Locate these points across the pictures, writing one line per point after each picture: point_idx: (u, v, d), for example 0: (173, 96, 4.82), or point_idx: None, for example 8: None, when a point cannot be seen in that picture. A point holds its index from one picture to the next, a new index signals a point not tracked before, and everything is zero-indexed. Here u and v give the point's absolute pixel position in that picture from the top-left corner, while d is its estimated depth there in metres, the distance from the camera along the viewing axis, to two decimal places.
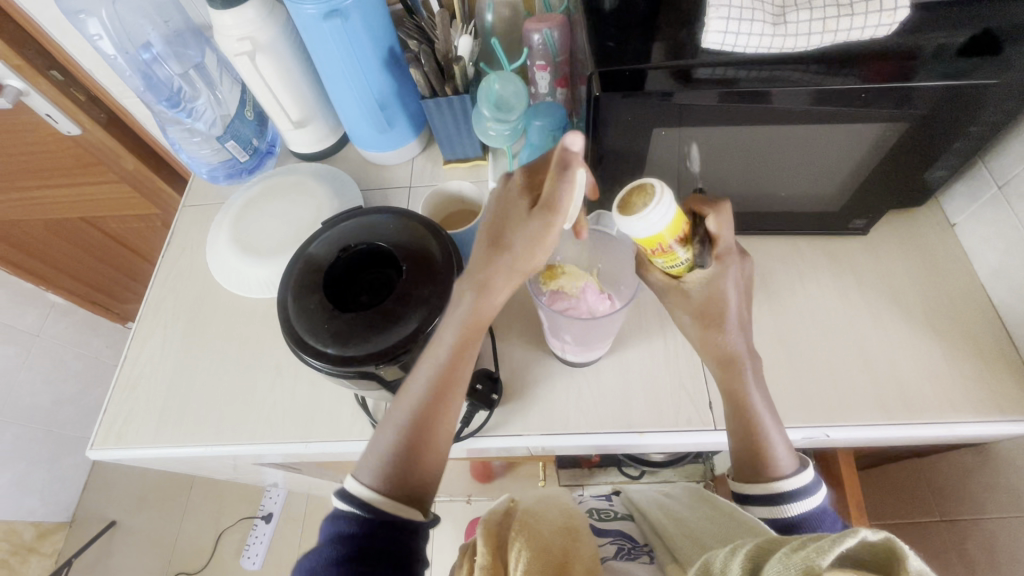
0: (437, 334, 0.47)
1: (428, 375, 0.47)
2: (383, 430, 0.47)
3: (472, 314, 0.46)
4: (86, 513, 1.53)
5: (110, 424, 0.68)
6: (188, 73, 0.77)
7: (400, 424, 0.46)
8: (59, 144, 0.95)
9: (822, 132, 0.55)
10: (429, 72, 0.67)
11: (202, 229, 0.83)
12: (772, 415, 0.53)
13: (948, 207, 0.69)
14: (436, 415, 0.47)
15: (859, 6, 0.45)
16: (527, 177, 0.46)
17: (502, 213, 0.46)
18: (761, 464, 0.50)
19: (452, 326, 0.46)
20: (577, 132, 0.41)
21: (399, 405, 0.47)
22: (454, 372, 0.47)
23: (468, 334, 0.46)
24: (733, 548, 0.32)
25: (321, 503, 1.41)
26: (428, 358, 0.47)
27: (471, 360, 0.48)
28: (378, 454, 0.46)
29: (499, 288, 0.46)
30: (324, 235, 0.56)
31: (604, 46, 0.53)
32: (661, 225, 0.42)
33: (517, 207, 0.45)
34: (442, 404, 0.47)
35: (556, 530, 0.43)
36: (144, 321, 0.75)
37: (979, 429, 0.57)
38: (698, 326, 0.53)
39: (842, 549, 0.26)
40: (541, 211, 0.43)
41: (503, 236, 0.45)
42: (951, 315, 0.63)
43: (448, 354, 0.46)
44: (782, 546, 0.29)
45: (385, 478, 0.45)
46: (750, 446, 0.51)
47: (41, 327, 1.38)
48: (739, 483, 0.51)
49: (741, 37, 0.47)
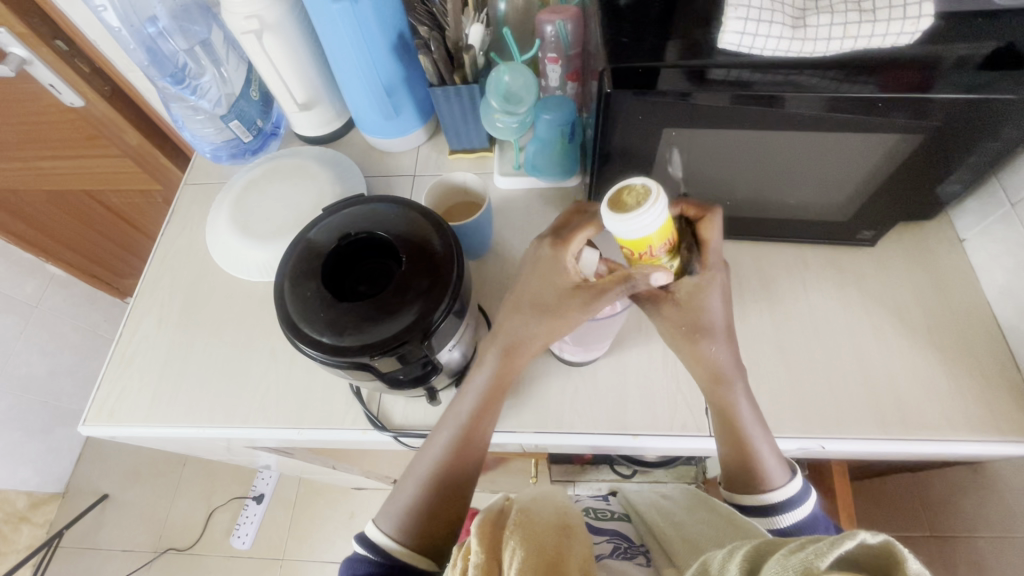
0: (459, 399, 0.53)
1: (451, 432, 0.52)
2: (405, 481, 0.52)
3: (491, 382, 0.52)
4: (80, 485, 1.54)
5: (102, 402, 0.67)
6: (194, 49, 0.75)
7: (421, 477, 0.51)
8: (62, 114, 0.94)
9: (836, 140, 0.54)
10: (438, 59, 0.64)
11: (202, 208, 0.82)
12: (757, 423, 0.52)
13: (957, 222, 0.68)
14: (455, 470, 0.51)
15: (882, 12, 0.44)
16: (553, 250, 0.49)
17: (548, 285, 0.49)
18: (754, 481, 0.51)
19: (473, 387, 0.52)
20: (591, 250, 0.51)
21: (421, 461, 0.52)
22: (473, 433, 0.52)
23: (490, 395, 0.52)
24: (729, 549, 0.33)
25: (313, 487, 1.42)
26: (450, 415, 0.53)
27: (489, 420, 0.53)
28: (399, 504, 0.51)
29: (524, 353, 0.51)
30: (324, 222, 0.55)
31: (618, 42, 0.52)
32: (652, 228, 0.40)
33: (564, 280, 0.48)
34: (461, 465, 0.51)
35: (551, 526, 0.42)
36: (140, 299, 0.75)
37: (978, 449, 0.56)
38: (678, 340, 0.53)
39: (841, 551, 0.26)
40: (588, 291, 0.47)
41: (548, 309, 0.49)
42: (955, 331, 0.63)
43: (470, 413, 0.52)
44: (781, 547, 0.30)
45: (403, 526, 0.49)
46: (732, 461, 0.52)
47: (40, 298, 1.38)
48: (733, 495, 0.52)
49: (759, 39, 0.45)
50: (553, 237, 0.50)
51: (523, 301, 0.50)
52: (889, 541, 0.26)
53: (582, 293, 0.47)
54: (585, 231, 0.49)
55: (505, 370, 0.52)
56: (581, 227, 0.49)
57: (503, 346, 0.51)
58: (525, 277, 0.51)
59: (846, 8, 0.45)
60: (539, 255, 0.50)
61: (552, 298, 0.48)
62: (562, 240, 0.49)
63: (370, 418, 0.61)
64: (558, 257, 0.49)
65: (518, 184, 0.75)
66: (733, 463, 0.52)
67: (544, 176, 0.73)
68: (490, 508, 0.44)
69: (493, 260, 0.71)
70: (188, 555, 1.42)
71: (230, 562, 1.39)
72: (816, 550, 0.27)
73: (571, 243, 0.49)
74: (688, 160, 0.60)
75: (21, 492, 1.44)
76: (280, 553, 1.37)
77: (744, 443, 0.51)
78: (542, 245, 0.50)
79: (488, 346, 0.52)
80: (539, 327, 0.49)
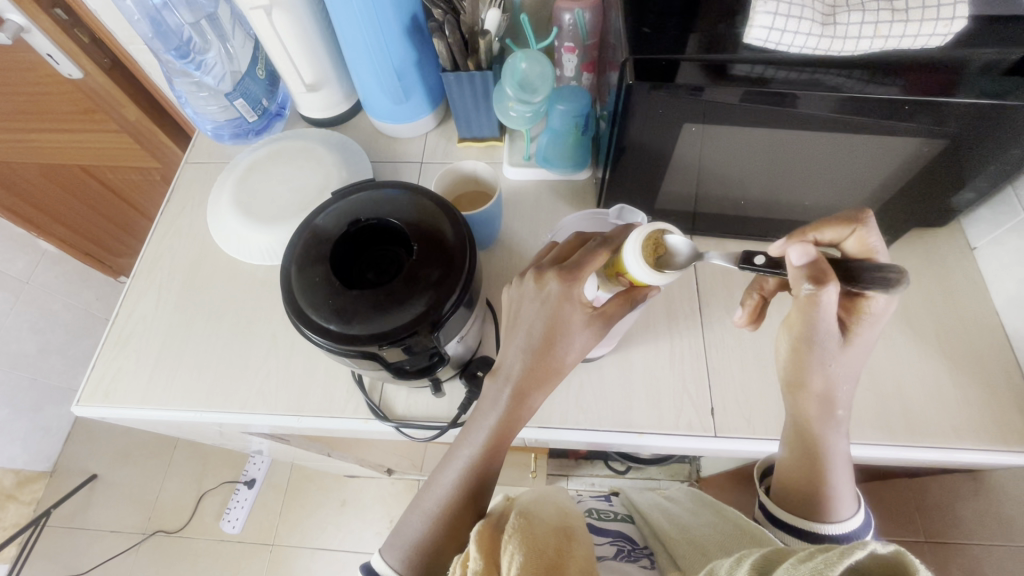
0: (470, 435, 0.50)
1: (459, 471, 0.49)
2: (410, 515, 0.50)
3: (504, 423, 0.49)
4: (69, 464, 1.53)
5: (98, 381, 0.66)
6: (199, 23, 0.72)
7: (426, 514, 0.48)
8: (60, 86, 0.91)
9: (854, 143, 0.54)
10: (453, 44, 0.63)
11: (203, 187, 0.81)
12: (845, 460, 0.50)
13: (968, 230, 0.68)
14: (460, 510, 0.48)
15: (914, 12, 0.43)
16: (563, 288, 0.46)
17: (556, 318, 0.47)
18: (816, 502, 0.49)
19: (481, 429, 0.49)
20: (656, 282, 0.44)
21: (428, 493, 0.50)
22: (488, 466, 0.49)
23: (498, 438, 0.49)
24: (738, 557, 0.32)
25: (306, 473, 1.42)
26: (459, 454, 0.50)
27: (499, 462, 0.50)
28: (404, 538, 0.48)
29: (533, 398, 0.49)
30: (333, 208, 0.53)
31: (639, 32, 0.51)
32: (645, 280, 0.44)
33: (571, 314, 0.47)
34: (470, 499, 0.49)
35: (552, 529, 0.41)
36: (139, 277, 0.73)
37: (983, 458, 0.56)
38: (789, 341, 0.46)
39: (852, 561, 0.26)
40: (598, 318, 0.47)
41: (559, 337, 0.47)
42: (962, 339, 0.62)
43: (479, 455, 0.49)
44: (790, 556, 0.30)
45: (406, 562, 0.47)
46: (797, 483, 0.50)
47: (31, 274, 1.35)
48: (778, 507, 0.51)
49: (787, 35, 0.44)
50: (561, 268, 0.47)
51: (528, 334, 0.48)
52: (900, 551, 0.26)
53: (594, 323, 0.47)
54: (594, 263, 0.47)
55: (512, 415, 0.49)
56: (591, 261, 0.47)
57: (513, 386, 0.48)
58: (525, 307, 0.48)
59: (878, 7, 0.44)
60: (546, 290, 0.47)
61: (560, 325, 0.47)
62: (571, 273, 0.46)
63: (372, 408, 0.60)
64: (568, 293, 0.46)
65: (528, 175, 0.74)
66: (798, 484, 0.50)
67: (556, 168, 0.72)
68: (492, 514, 0.44)
69: (501, 252, 0.70)
70: (177, 538, 1.41)
71: (219, 546, 1.38)
72: (827, 559, 0.26)
73: (581, 277, 0.46)
74: (700, 158, 0.59)
75: (8, 470, 1.42)
76: (271, 538, 1.37)
77: (818, 468, 0.49)
78: (547, 277, 0.47)
79: (499, 385, 0.49)
80: (536, 346, 0.47)
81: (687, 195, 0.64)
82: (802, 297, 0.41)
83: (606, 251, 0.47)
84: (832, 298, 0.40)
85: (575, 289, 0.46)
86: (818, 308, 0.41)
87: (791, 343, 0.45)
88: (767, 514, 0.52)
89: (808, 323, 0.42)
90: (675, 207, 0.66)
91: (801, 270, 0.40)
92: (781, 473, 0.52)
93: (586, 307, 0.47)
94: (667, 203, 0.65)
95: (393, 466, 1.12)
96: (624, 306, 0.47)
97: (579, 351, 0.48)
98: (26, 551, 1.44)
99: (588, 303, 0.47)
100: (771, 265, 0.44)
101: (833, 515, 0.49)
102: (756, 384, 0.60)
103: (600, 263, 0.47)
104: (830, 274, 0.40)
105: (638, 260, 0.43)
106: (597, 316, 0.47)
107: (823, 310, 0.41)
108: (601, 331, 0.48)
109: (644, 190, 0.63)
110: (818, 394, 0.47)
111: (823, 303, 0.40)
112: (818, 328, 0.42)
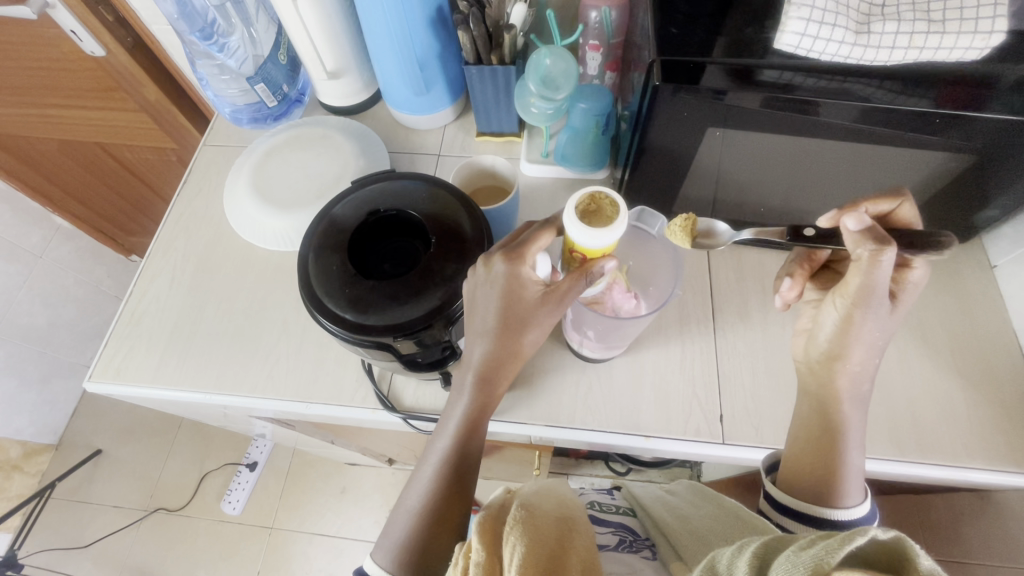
0: (446, 422, 0.50)
1: (435, 464, 0.49)
2: (397, 515, 0.49)
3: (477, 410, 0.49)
4: (75, 439, 1.55)
5: (110, 358, 0.66)
6: (224, 6, 0.71)
7: (413, 511, 0.48)
8: (81, 64, 0.91)
9: (877, 154, 0.53)
10: (477, 37, 0.62)
11: (220, 170, 0.81)
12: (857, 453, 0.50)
13: (990, 248, 0.67)
14: (450, 504, 0.48)
15: (951, 24, 0.43)
16: (509, 267, 0.43)
17: (509, 301, 0.44)
18: (826, 489, 0.48)
19: (454, 418, 0.50)
20: (595, 233, 0.39)
21: (411, 490, 0.49)
22: (468, 452, 0.49)
23: (472, 424, 0.49)
24: (738, 546, 0.32)
25: (308, 458, 1.43)
26: (435, 448, 0.50)
27: (477, 444, 0.50)
28: (392, 539, 0.47)
29: (500, 382, 0.49)
30: (351, 197, 0.53)
31: (667, 32, 0.51)
32: (586, 242, 0.40)
33: (524, 290, 0.44)
34: (456, 494, 0.48)
35: (553, 522, 0.40)
36: (154, 256, 0.74)
37: (993, 478, 0.55)
38: (844, 308, 0.46)
39: (852, 548, 0.26)
40: (552, 295, 0.44)
41: (525, 323, 0.46)
42: (978, 357, 0.62)
43: (453, 443, 0.49)
44: (792, 546, 0.29)
45: (398, 563, 0.46)
46: (807, 472, 0.49)
47: (44, 248, 1.36)
48: (780, 491, 0.50)
49: (819, 42, 0.44)
50: (506, 249, 0.44)
51: (483, 321, 0.46)
52: (900, 536, 0.25)
53: (549, 300, 0.44)
54: (537, 243, 0.45)
55: (482, 401, 0.49)
56: (536, 240, 0.45)
57: (477, 373, 0.48)
58: (477, 296, 0.45)
59: (913, 17, 0.43)
60: (492, 272, 0.44)
61: (519, 309, 0.45)
62: (517, 252, 0.44)
63: (380, 398, 0.60)
64: (517, 272, 0.43)
65: (545, 172, 0.74)
66: (805, 474, 0.49)
67: (573, 167, 0.72)
68: (491, 503, 0.43)
69: None
70: (178, 517, 1.42)
71: (218, 526, 1.40)
72: (827, 546, 0.26)
73: (526, 253, 0.44)
74: (719, 163, 0.58)
75: (15, 441, 1.44)
76: (270, 521, 1.38)
77: (827, 456, 0.49)
78: (492, 258, 0.44)
79: (465, 373, 0.49)
80: (513, 341, 0.47)
81: (706, 199, 0.64)
82: (864, 258, 0.42)
83: (548, 232, 0.45)
84: (891, 261, 0.41)
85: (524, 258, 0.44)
86: (877, 270, 0.42)
87: (842, 311, 0.46)
88: (771, 500, 0.50)
89: (866, 290, 0.43)
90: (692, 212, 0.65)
91: (859, 234, 0.42)
92: (789, 462, 0.51)
93: (541, 282, 0.45)
94: (685, 206, 0.65)
95: (395, 457, 1.13)
96: (578, 282, 0.43)
97: (540, 332, 0.47)
98: (30, 522, 1.46)
99: (541, 280, 0.45)
100: (819, 237, 0.46)
101: (841, 501, 0.47)
102: (766, 393, 0.60)
103: (545, 242, 0.46)
104: (890, 238, 0.41)
105: (574, 220, 0.40)
106: (550, 293, 0.44)
107: (877, 279, 0.42)
108: (559, 308, 0.45)
109: (662, 193, 0.63)
110: (859, 367, 0.48)
111: (884, 263, 0.41)
112: (875, 294, 0.43)
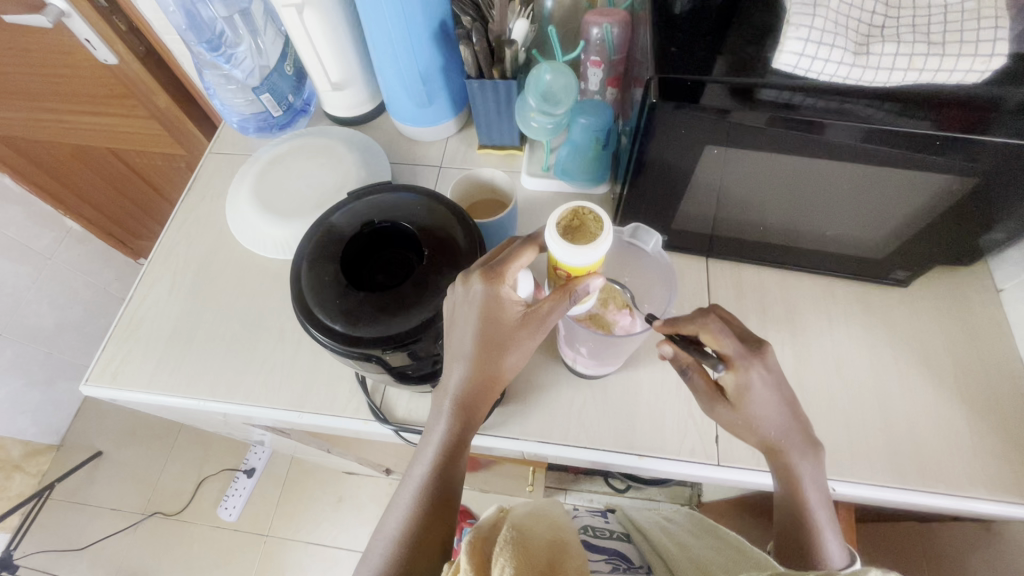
0: (426, 445, 0.48)
1: (413, 491, 0.47)
2: (375, 540, 0.47)
3: (457, 433, 0.47)
4: (76, 440, 1.56)
5: (107, 361, 0.67)
6: (233, 17, 0.72)
7: (390, 536, 0.46)
8: (93, 73, 0.93)
9: (880, 175, 0.52)
10: (479, 52, 0.63)
11: (224, 178, 0.82)
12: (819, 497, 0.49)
13: (996, 271, 0.66)
14: (432, 529, 0.46)
15: (950, 47, 0.43)
16: (487, 288, 0.44)
17: (486, 322, 0.44)
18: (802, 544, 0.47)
19: (433, 441, 0.48)
20: (577, 253, 0.40)
21: (389, 515, 0.48)
22: (448, 477, 0.47)
23: (452, 449, 0.47)
24: None
25: (306, 466, 1.43)
26: (412, 475, 0.48)
27: (458, 470, 0.48)
28: (368, 565, 0.46)
29: (481, 405, 0.47)
30: (347, 207, 0.53)
31: (667, 50, 0.51)
32: (567, 261, 0.41)
33: (502, 311, 0.45)
34: (439, 518, 0.46)
35: (542, 547, 0.39)
36: (155, 262, 0.74)
37: (996, 509, 0.54)
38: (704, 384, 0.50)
39: None
40: (532, 316, 0.45)
41: (506, 345, 0.45)
42: (982, 382, 0.60)
43: (433, 467, 0.47)
44: None
45: None
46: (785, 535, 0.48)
47: (54, 251, 1.38)
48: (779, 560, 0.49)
49: (818, 63, 0.45)
50: (485, 268, 0.44)
51: (461, 343, 0.46)
52: None
53: (529, 322, 0.45)
54: (519, 262, 0.45)
55: (460, 426, 0.47)
56: (517, 259, 0.45)
57: (455, 397, 0.47)
58: (457, 314, 0.45)
59: (913, 39, 0.44)
60: (470, 291, 0.44)
61: (496, 331, 0.45)
62: (495, 272, 0.44)
63: (372, 409, 0.60)
64: (496, 293, 0.44)
65: (545, 186, 0.74)
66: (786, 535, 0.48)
67: (573, 181, 0.72)
68: (483, 521, 0.42)
69: None
70: (175, 521, 1.42)
71: (214, 533, 1.39)
72: None
73: (506, 274, 0.44)
74: (720, 181, 0.58)
75: (18, 441, 1.45)
76: (265, 529, 1.37)
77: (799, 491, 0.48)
78: (471, 278, 0.44)
79: (440, 395, 0.48)
80: (496, 363, 0.46)
81: (706, 217, 0.63)
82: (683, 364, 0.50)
83: (530, 249, 0.46)
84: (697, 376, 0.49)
85: (502, 279, 0.44)
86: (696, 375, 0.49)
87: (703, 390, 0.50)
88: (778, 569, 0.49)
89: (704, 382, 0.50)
90: (693, 227, 0.65)
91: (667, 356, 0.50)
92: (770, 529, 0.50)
93: (519, 304, 0.45)
94: (685, 222, 0.64)
95: (391, 467, 1.12)
96: (562, 300, 0.44)
97: (519, 355, 0.46)
98: (28, 523, 1.47)
99: (520, 300, 0.45)
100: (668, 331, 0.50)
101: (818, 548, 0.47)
102: None
103: (527, 260, 0.46)
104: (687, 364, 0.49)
105: (556, 237, 0.41)
106: (529, 314, 0.45)
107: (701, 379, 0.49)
108: (539, 329, 0.45)
109: (661, 210, 0.62)
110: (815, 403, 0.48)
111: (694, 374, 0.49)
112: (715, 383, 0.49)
